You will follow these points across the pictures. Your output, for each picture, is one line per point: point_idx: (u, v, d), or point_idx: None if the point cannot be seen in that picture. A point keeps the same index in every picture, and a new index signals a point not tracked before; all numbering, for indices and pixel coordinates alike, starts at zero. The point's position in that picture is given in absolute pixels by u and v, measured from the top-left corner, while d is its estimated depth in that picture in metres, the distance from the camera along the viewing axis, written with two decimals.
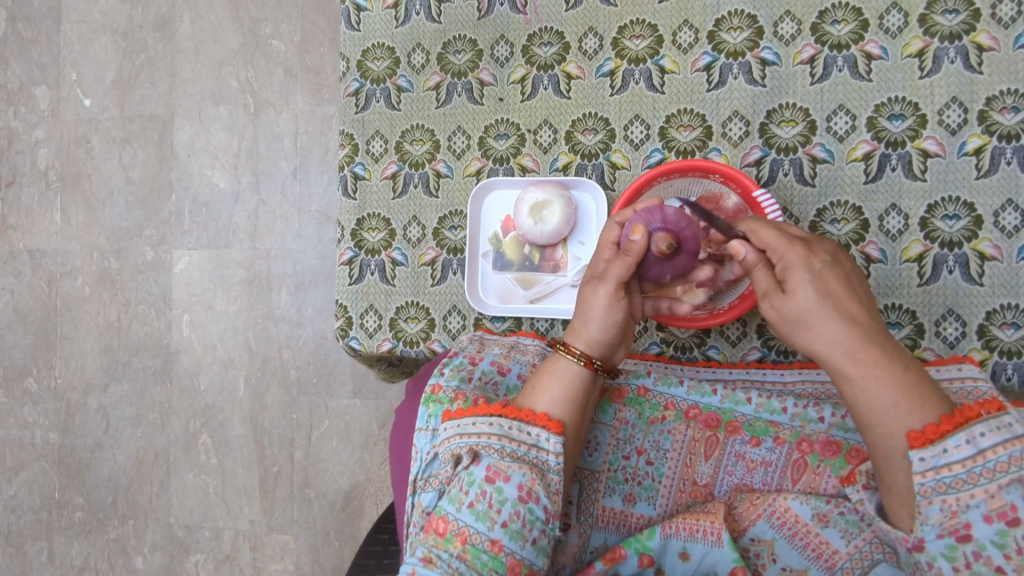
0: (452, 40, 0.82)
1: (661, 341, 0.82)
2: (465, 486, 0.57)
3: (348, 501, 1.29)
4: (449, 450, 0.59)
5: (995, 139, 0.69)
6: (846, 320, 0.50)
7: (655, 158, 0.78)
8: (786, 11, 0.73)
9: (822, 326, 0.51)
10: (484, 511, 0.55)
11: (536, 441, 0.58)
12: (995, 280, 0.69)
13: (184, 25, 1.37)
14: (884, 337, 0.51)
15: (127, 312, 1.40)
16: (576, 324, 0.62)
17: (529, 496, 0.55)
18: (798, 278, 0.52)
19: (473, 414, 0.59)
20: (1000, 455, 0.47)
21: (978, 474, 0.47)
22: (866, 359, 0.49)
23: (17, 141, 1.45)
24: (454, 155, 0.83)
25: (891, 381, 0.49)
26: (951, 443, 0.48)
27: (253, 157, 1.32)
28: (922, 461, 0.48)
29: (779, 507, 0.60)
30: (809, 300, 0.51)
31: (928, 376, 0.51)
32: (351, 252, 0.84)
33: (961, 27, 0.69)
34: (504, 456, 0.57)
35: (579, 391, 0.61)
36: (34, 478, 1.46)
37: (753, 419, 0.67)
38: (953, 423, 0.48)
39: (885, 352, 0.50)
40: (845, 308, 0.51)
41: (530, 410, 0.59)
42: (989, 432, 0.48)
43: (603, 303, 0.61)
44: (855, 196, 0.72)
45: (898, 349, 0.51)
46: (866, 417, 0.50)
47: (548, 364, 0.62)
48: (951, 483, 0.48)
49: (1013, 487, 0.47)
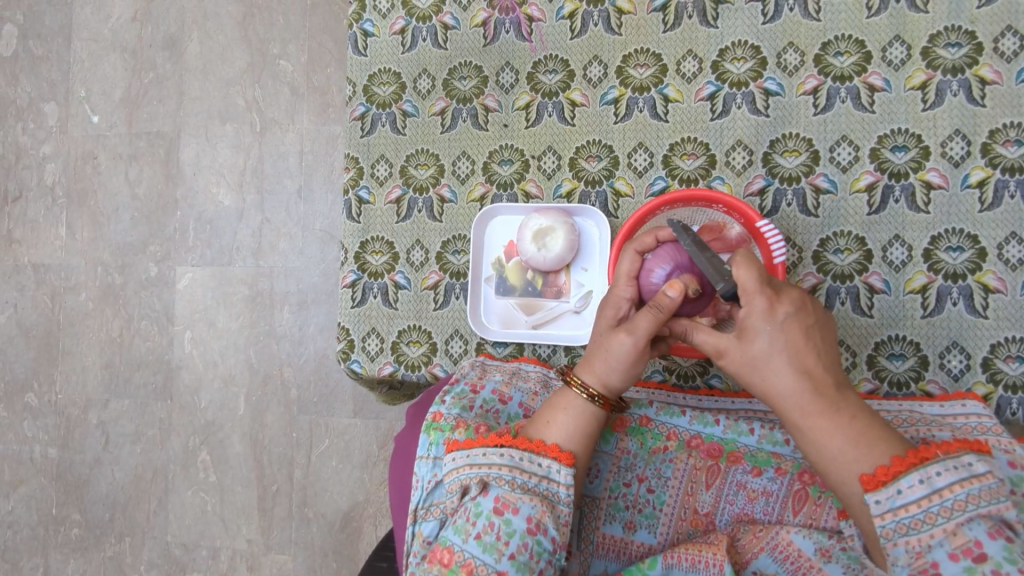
0: (458, 66, 0.83)
1: (663, 368, 0.81)
2: (472, 516, 0.56)
3: (347, 521, 1.28)
4: (457, 480, 0.58)
5: (998, 171, 0.69)
6: (795, 372, 0.53)
7: (659, 186, 0.78)
8: (790, 43, 0.74)
9: (773, 376, 0.54)
10: (491, 542, 0.54)
11: (546, 473, 0.57)
12: (1000, 312, 0.68)
13: (192, 44, 1.38)
14: (839, 388, 0.53)
15: (129, 328, 1.40)
16: (595, 362, 0.61)
17: (537, 529, 0.55)
18: (756, 328, 0.55)
19: (483, 445, 0.58)
20: (956, 493, 0.47)
21: (936, 514, 0.47)
22: (812, 410, 0.53)
23: (25, 157, 1.46)
24: (458, 179, 0.83)
25: (837, 431, 0.52)
26: (904, 483, 0.48)
27: (259, 176, 1.33)
28: (878, 503, 0.49)
29: (782, 541, 0.60)
30: (762, 351, 0.54)
31: (888, 424, 0.52)
32: (354, 274, 0.84)
33: (964, 60, 0.70)
34: (514, 488, 0.56)
35: (591, 427, 0.60)
36: (32, 493, 1.45)
37: (755, 449, 0.65)
38: (906, 463, 0.49)
39: (833, 404, 0.52)
40: (797, 361, 0.54)
41: (541, 441, 0.59)
42: (946, 471, 0.48)
43: (628, 351, 0.59)
44: (859, 226, 0.72)
45: (853, 400, 0.53)
46: (819, 464, 0.53)
47: (559, 399, 0.61)
48: (910, 524, 0.48)
49: (975, 524, 0.47)
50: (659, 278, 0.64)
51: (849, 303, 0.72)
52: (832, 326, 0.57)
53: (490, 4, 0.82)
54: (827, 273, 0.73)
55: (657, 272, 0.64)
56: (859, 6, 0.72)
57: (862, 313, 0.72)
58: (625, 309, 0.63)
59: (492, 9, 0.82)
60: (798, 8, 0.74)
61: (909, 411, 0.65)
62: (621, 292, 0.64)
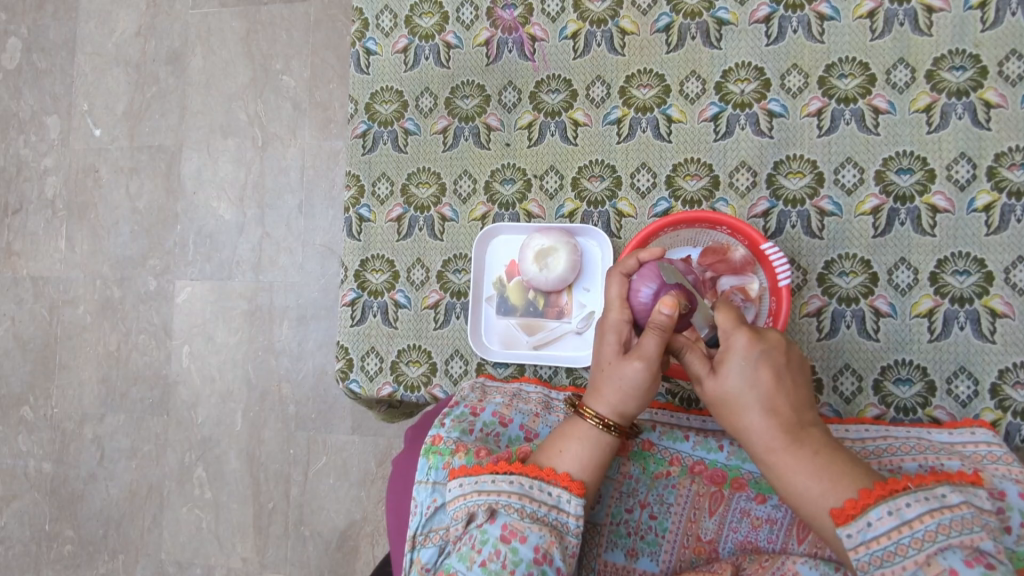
0: (460, 85, 0.83)
1: (666, 391, 0.77)
2: (477, 543, 0.55)
3: (343, 540, 1.26)
4: (463, 506, 0.57)
5: (1004, 196, 0.68)
6: (764, 409, 0.54)
7: (661, 207, 0.78)
8: (794, 65, 0.74)
9: (743, 413, 0.55)
10: (496, 570, 0.53)
11: (556, 502, 0.56)
12: (1007, 337, 0.68)
13: (196, 59, 1.38)
14: (804, 424, 0.55)
15: (127, 342, 1.39)
16: (606, 392, 0.60)
17: (544, 558, 0.53)
18: (729, 364, 0.56)
19: (492, 471, 0.58)
20: (927, 524, 0.48)
21: (906, 545, 0.48)
22: (777, 445, 0.54)
23: (26, 169, 1.46)
24: (459, 198, 0.82)
25: (805, 466, 0.52)
26: (873, 516, 0.49)
27: (260, 191, 1.33)
28: (850, 537, 0.50)
29: (788, 571, 0.58)
30: (734, 388, 0.56)
31: (855, 460, 0.53)
32: (354, 293, 0.83)
33: (968, 83, 0.69)
34: (523, 516, 0.55)
35: (603, 457, 0.60)
36: (25, 508, 1.43)
37: (760, 476, 0.63)
38: (873, 496, 0.50)
39: (798, 439, 0.53)
40: (764, 398, 0.55)
41: (551, 469, 0.58)
42: (915, 502, 0.49)
43: (640, 378, 0.59)
44: (864, 249, 0.72)
45: (819, 435, 0.54)
46: (788, 497, 0.54)
47: (570, 427, 0.61)
48: (884, 556, 0.49)
49: (950, 552, 0.47)
50: (648, 296, 0.62)
51: (854, 325, 0.72)
52: (801, 364, 0.58)
53: (494, 23, 0.82)
54: (832, 296, 0.73)
55: (645, 291, 0.62)
56: (863, 28, 0.72)
57: (868, 337, 0.71)
58: (627, 333, 0.62)
59: (496, 28, 0.82)
60: (802, 30, 0.74)
61: (915, 438, 0.64)
62: (618, 317, 0.63)
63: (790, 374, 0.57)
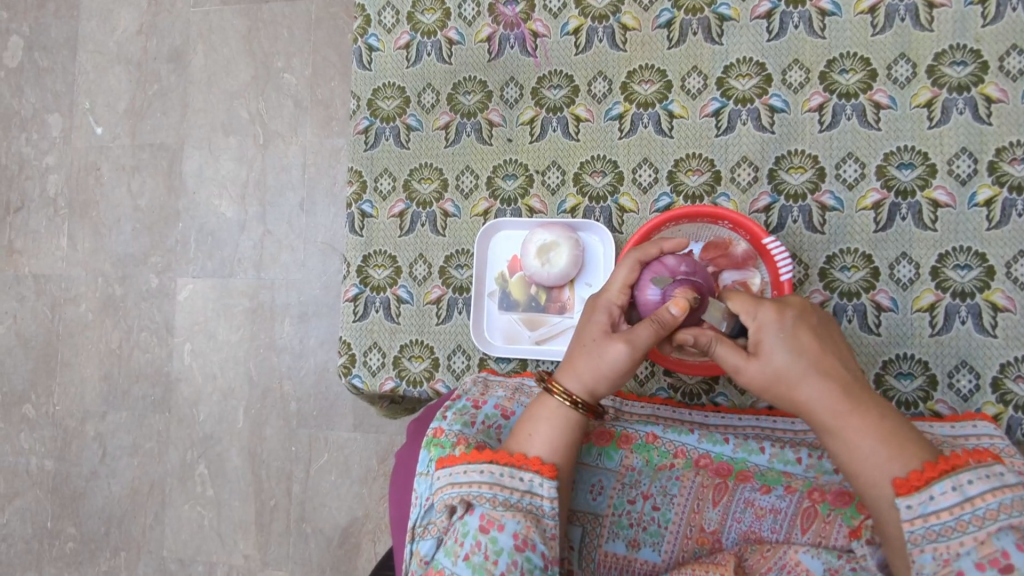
0: (462, 81, 0.83)
1: (669, 386, 0.77)
2: (459, 537, 0.56)
3: (345, 537, 1.26)
4: (442, 501, 0.58)
5: (1005, 190, 0.68)
6: (822, 379, 0.54)
7: (663, 202, 0.78)
8: (795, 60, 0.74)
9: (800, 385, 0.55)
10: (480, 562, 0.54)
11: (528, 487, 0.56)
12: (1009, 331, 0.68)
13: (197, 58, 1.38)
14: (860, 391, 0.55)
15: (128, 339, 1.40)
16: (582, 367, 0.60)
17: (525, 545, 0.54)
18: (775, 338, 0.56)
19: (464, 463, 0.58)
20: (988, 502, 0.49)
21: (967, 521, 0.49)
22: (843, 411, 0.53)
23: (28, 168, 1.46)
24: (462, 194, 0.82)
25: (871, 433, 0.52)
26: (937, 489, 0.49)
27: (261, 188, 1.33)
28: (909, 508, 0.50)
29: (790, 561, 0.58)
30: (786, 361, 0.55)
31: (907, 428, 0.54)
32: (356, 288, 0.83)
33: (969, 78, 0.69)
34: (497, 505, 0.55)
35: (572, 436, 0.60)
36: (27, 506, 1.44)
37: (765, 469, 0.65)
38: (938, 469, 0.50)
39: (862, 406, 0.53)
40: (820, 365, 0.55)
41: (522, 455, 0.58)
42: (977, 480, 0.49)
43: (620, 363, 0.59)
44: (865, 244, 0.72)
45: (875, 401, 0.54)
46: (855, 469, 0.53)
47: (540, 407, 0.61)
48: (941, 531, 0.49)
49: (1004, 533, 0.48)
50: (656, 297, 0.63)
51: (856, 320, 0.72)
52: (838, 337, 0.59)
53: (495, 19, 0.82)
54: (834, 290, 0.73)
55: (652, 291, 0.63)
56: (864, 23, 0.72)
57: (869, 331, 0.71)
58: (617, 316, 0.62)
59: (497, 24, 0.82)
60: (803, 26, 0.74)
61: (918, 431, 0.64)
62: (613, 299, 0.63)
63: (832, 346, 0.57)
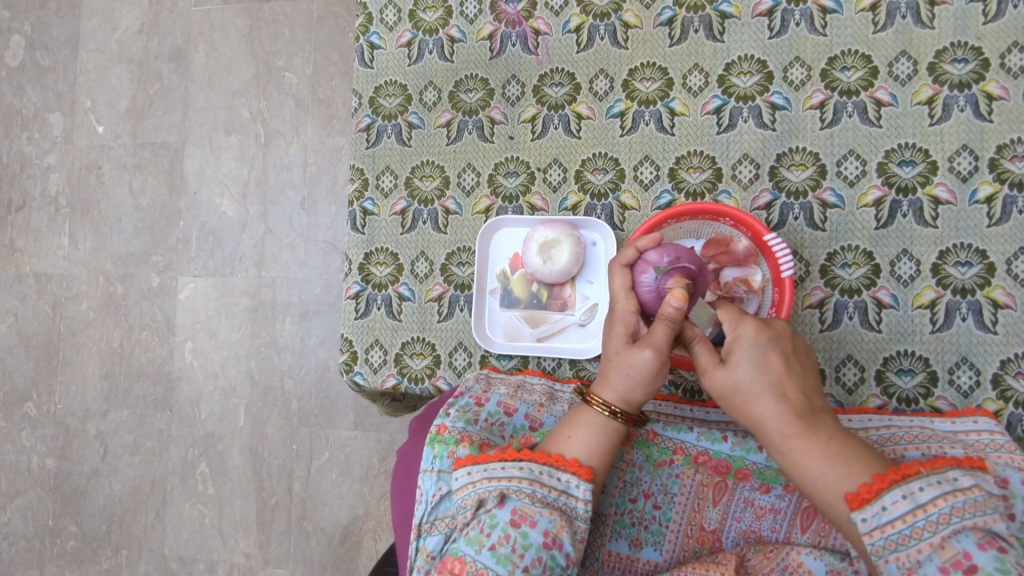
0: (464, 78, 0.83)
1: (669, 382, 0.77)
2: (486, 528, 0.55)
3: (346, 535, 1.26)
4: (471, 494, 0.58)
5: (1005, 187, 0.69)
6: (777, 397, 0.56)
7: (665, 199, 0.78)
8: (796, 58, 0.74)
9: (756, 402, 0.56)
10: (506, 554, 0.54)
11: (565, 487, 0.57)
12: (1010, 328, 0.68)
13: (198, 57, 1.39)
14: (817, 411, 0.56)
15: (130, 338, 1.40)
16: (613, 380, 0.60)
17: (553, 543, 0.54)
18: (738, 355, 0.58)
19: (502, 459, 0.58)
20: (940, 507, 0.48)
21: (922, 528, 0.48)
22: (793, 432, 0.55)
23: (30, 166, 1.46)
24: (463, 192, 0.82)
25: (822, 451, 0.53)
26: (887, 500, 0.50)
27: (262, 187, 1.33)
28: (865, 521, 0.50)
29: (793, 562, 0.58)
30: (745, 377, 0.57)
31: (868, 448, 0.54)
32: (358, 286, 0.83)
33: (970, 75, 0.70)
34: (533, 501, 0.56)
35: (611, 443, 0.60)
36: (29, 504, 1.44)
37: (764, 466, 0.63)
38: (888, 480, 0.50)
39: (812, 425, 0.54)
40: (773, 385, 0.56)
41: (560, 455, 0.59)
42: (928, 486, 0.49)
43: (649, 366, 0.59)
44: (866, 241, 0.72)
45: (831, 422, 0.55)
46: (807, 486, 0.54)
47: (579, 414, 0.61)
48: (899, 540, 0.49)
49: (963, 536, 0.47)
50: (651, 283, 0.63)
51: (857, 317, 0.72)
52: (807, 357, 0.60)
53: (497, 17, 0.82)
54: (835, 287, 0.73)
55: (647, 279, 0.63)
56: (866, 21, 0.73)
57: (870, 328, 0.71)
58: (634, 323, 0.62)
59: (499, 22, 0.82)
60: (805, 23, 0.74)
61: (918, 428, 0.64)
62: (625, 308, 0.63)
63: (798, 365, 0.58)
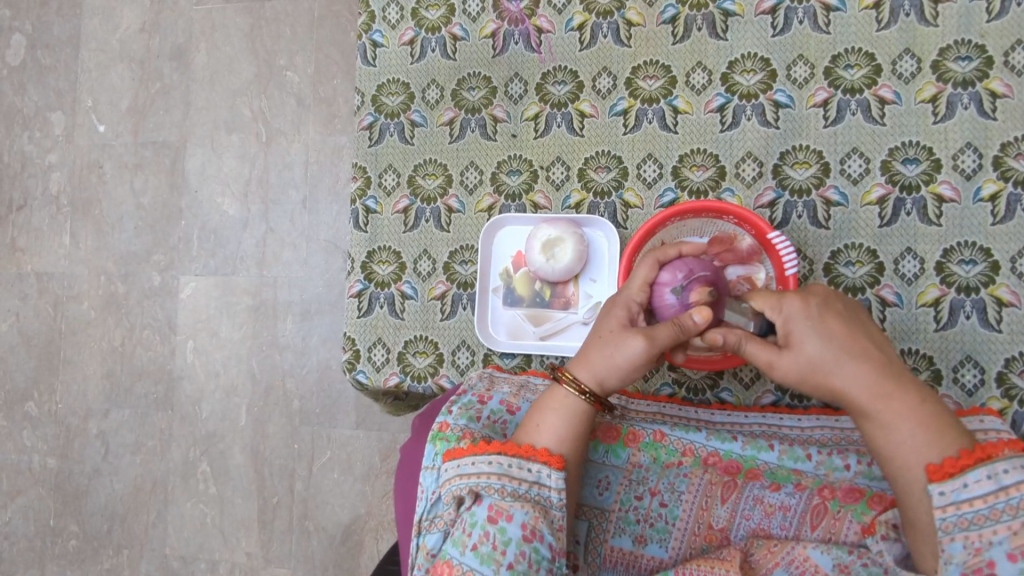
0: (467, 77, 0.83)
1: (673, 382, 0.77)
2: (467, 527, 0.55)
3: (348, 535, 1.26)
4: (450, 492, 0.59)
5: (1009, 185, 0.69)
6: (860, 365, 0.54)
7: (668, 198, 0.78)
8: (800, 56, 0.74)
9: (837, 371, 0.55)
10: (488, 552, 0.54)
11: (537, 478, 0.57)
12: (1015, 326, 0.68)
13: (199, 55, 1.39)
14: (899, 374, 0.55)
15: (132, 337, 1.40)
16: (594, 360, 0.61)
17: (533, 535, 0.54)
18: (810, 325, 0.56)
19: (472, 454, 0.58)
20: (1022, 493, 0.49)
21: (1001, 510, 0.49)
22: (879, 398, 0.53)
23: (31, 165, 1.46)
24: (466, 190, 0.82)
25: (911, 418, 0.52)
26: (971, 477, 0.50)
27: (263, 186, 1.33)
28: (942, 495, 0.51)
29: (798, 556, 0.58)
30: (821, 348, 0.55)
31: (944, 411, 0.54)
32: (360, 284, 0.83)
33: (974, 73, 0.70)
34: (504, 495, 0.56)
35: (581, 427, 0.60)
36: (30, 504, 1.44)
37: (776, 466, 0.65)
38: (974, 458, 0.51)
39: (898, 392, 0.53)
40: (852, 353, 0.55)
41: (530, 446, 0.59)
42: (1013, 470, 0.50)
43: (634, 356, 0.59)
44: (870, 239, 0.72)
45: (913, 384, 0.54)
46: (888, 452, 0.53)
47: (550, 398, 0.62)
48: (973, 519, 0.50)
49: None
50: (674, 301, 0.64)
51: None
52: (867, 320, 0.59)
53: (500, 15, 0.82)
54: (839, 286, 0.73)
55: (669, 296, 0.64)
56: (869, 19, 0.73)
57: (874, 326, 0.71)
58: (635, 312, 0.64)
59: (502, 20, 0.82)
60: (808, 21, 0.74)
61: None
62: (632, 296, 0.64)
63: (866, 330, 0.57)
